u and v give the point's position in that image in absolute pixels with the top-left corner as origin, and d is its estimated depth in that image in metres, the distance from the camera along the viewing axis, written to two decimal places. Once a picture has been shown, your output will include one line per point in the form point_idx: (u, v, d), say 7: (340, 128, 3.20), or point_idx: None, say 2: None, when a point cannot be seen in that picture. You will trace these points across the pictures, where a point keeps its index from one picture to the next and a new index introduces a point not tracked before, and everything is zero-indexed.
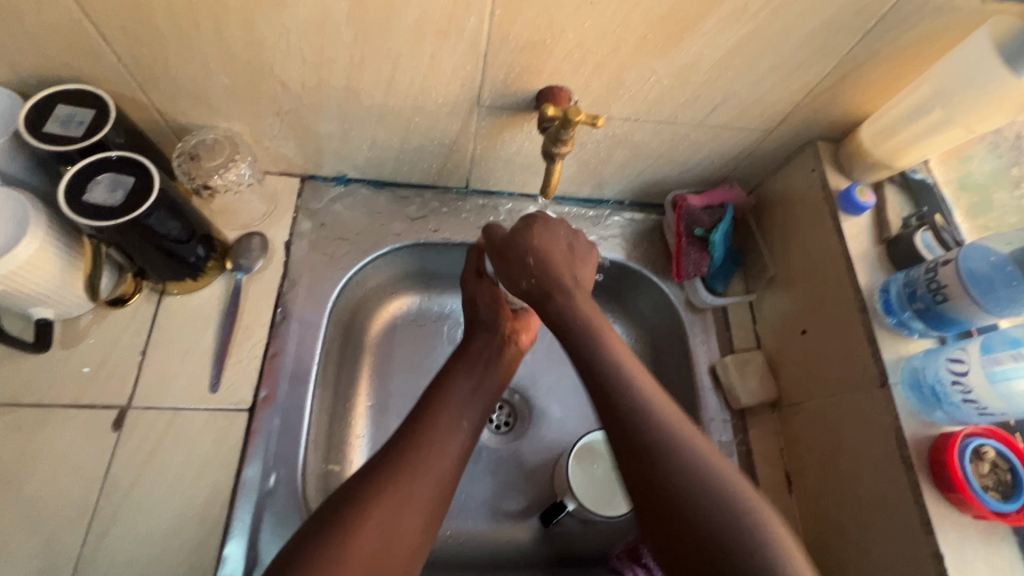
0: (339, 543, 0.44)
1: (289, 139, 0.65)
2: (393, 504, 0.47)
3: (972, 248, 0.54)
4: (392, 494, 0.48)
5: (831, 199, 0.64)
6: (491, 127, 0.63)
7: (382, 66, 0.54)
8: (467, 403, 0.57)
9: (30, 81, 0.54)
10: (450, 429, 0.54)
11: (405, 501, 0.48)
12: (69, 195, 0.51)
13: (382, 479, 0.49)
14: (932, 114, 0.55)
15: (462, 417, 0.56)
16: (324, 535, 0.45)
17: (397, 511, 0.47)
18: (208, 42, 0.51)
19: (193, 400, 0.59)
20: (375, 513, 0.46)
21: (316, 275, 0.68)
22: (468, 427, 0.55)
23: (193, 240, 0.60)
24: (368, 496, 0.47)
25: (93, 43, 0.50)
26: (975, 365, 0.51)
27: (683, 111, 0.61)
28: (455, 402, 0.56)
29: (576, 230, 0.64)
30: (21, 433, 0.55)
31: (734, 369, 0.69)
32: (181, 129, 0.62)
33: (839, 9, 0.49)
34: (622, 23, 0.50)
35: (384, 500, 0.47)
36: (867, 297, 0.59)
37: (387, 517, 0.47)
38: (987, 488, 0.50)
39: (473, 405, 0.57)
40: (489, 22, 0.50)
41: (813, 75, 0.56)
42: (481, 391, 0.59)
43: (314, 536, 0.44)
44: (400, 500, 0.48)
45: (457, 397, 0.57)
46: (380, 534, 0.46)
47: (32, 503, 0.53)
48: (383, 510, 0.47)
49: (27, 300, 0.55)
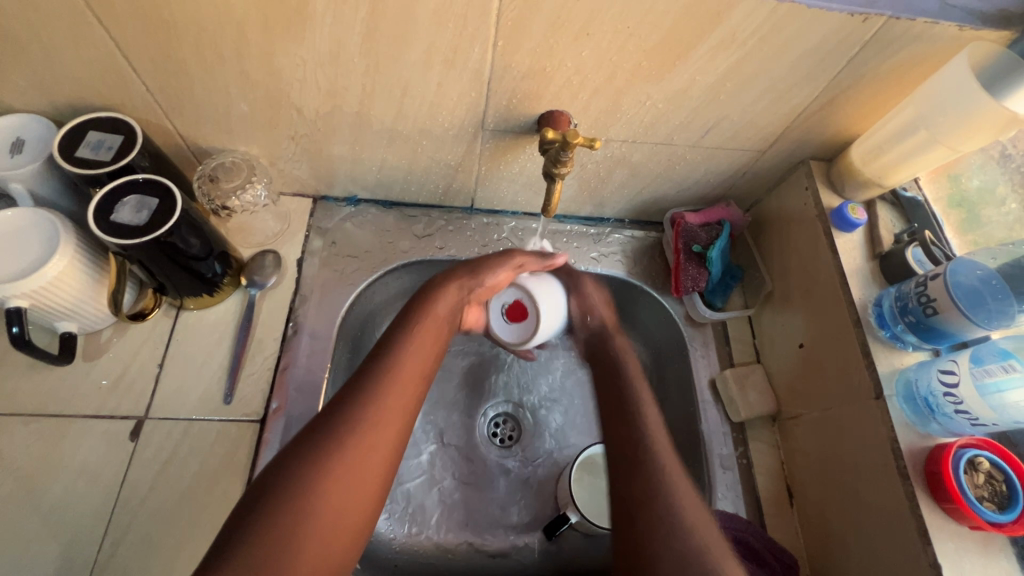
0: (289, 520, 0.44)
1: (303, 162, 0.68)
2: (342, 478, 0.47)
3: (960, 263, 0.55)
4: (340, 467, 0.47)
5: (825, 217, 0.66)
6: (495, 148, 0.66)
7: (392, 93, 0.58)
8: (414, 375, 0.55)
9: (64, 109, 0.58)
10: (394, 393, 0.53)
11: (354, 470, 0.48)
12: (98, 216, 0.55)
13: (324, 453, 0.47)
14: (917, 135, 0.58)
15: (407, 376, 0.55)
16: (267, 516, 0.43)
17: (341, 491, 0.46)
18: (230, 72, 0.54)
19: (207, 411, 0.61)
20: (325, 487, 0.46)
21: (327, 291, 0.71)
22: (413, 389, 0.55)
23: (210, 257, 0.63)
24: (309, 479, 0.46)
25: (125, 74, 0.54)
26: (966, 377, 0.52)
27: (679, 132, 0.64)
28: (407, 367, 0.55)
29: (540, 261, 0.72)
30: (45, 441, 0.58)
31: (733, 382, 0.70)
32: (202, 153, 0.66)
33: (822, 38, 0.52)
34: (617, 52, 0.53)
35: (337, 478, 0.47)
36: (861, 310, 0.60)
37: (338, 487, 0.46)
38: (982, 498, 0.51)
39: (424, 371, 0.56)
40: (492, 52, 0.53)
41: (802, 98, 0.59)
42: (428, 341, 0.59)
43: (263, 516, 0.43)
44: (349, 475, 0.47)
45: (412, 357, 0.56)
46: (334, 512, 0.46)
47: (52, 509, 0.55)
48: (334, 490, 0.46)
49: (54, 314, 0.58)
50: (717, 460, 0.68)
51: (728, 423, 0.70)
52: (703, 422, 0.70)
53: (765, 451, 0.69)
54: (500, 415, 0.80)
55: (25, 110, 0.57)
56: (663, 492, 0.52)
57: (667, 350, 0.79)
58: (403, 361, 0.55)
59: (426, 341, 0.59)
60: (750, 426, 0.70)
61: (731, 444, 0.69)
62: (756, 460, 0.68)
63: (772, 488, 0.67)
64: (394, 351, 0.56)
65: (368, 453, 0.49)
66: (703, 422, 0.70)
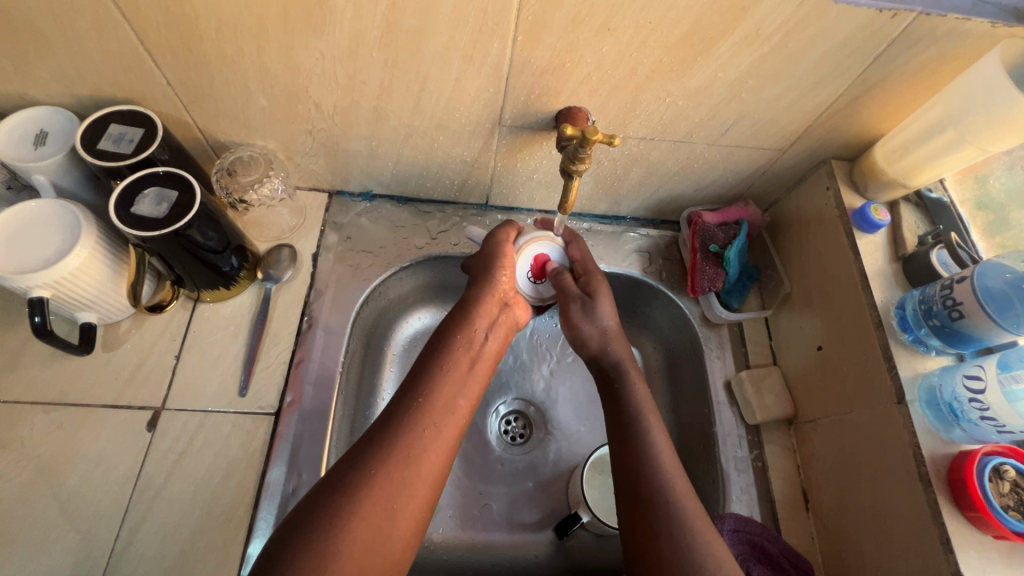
0: (334, 543, 0.43)
1: (319, 156, 0.69)
2: (385, 501, 0.46)
3: (988, 265, 0.54)
4: (389, 488, 0.47)
5: (846, 217, 0.64)
6: (511, 144, 0.66)
7: (410, 88, 0.57)
8: (461, 388, 0.55)
9: (87, 102, 0.59)
10: (444, 415, 0.53)
11: (399, 492, 0.47)
12: (119, 208, 0.55)
13: (371, 480, 0.47)
14: (944, 135, 0.56)
15: (457, 396, 0.55)
16: (308, 536, 0.43)
17: (390, 514, 0.46)
18: (250, 67, 0.55)
19: (222, 403, 0.62)
20: (369, 509, 0.46)
21: (342, 286, 0.71)
22: (464, 406, 0.55)
23: (227, 250, 0.64)
24: (359, 501, 0.46)
25: (146, 68, 0.54)
26: (993, 383, 0.50)
27: (698, 130, 0.63)
28: (447, 386, 0.55)
29: (587, 250, 0.69)
30: (64, 430, 0.59)
31: (749, 385, 0.69)
32: (221, 147, 0.66)
33: (848, 35, 0.50)
34: (638, 48, 0.52)
35: (380, 497, 0.46)
36: (883, 314, 0.59)
37: (382, 510, 0.46)
38: (1008, 507, 0.49)
39: (470, 381, 0.56)
40: (511, 47, 0.52)
41: (826, 96, 0.58)
42: (480, 365, 0.58)
43: (305, 546, 0.43)
44: (392, 494, 0.47)
45: (452, 379, 0.55)
46: (374, 531, 0.45)
47: (71, 496, 0.56)
48: (375, 514, 0.46)
49: (75, 305, 0.59)
50: (732, 462, 0.67)
51: (744, 425, 0.69)
52: (718, 423, 0.69)
53: (781, 454, 0.68)
54: (512, 412, 0.80)
55: (49, 102, 0.58)
56: (667, 502, 0.49)
57: (681, 350, 0.78)
58: (445, 377, 0.55)
59: (467, 363, 0.58)
60: (766, 428, 0.69)
61: (746, 446, 0.68)
62: (771, 463, 0.67)
63: (787, 491, 0.66)
64: (436, 371, 0.55)
65: (416, 474, 0.49)
66: (717, 423, 0.69)
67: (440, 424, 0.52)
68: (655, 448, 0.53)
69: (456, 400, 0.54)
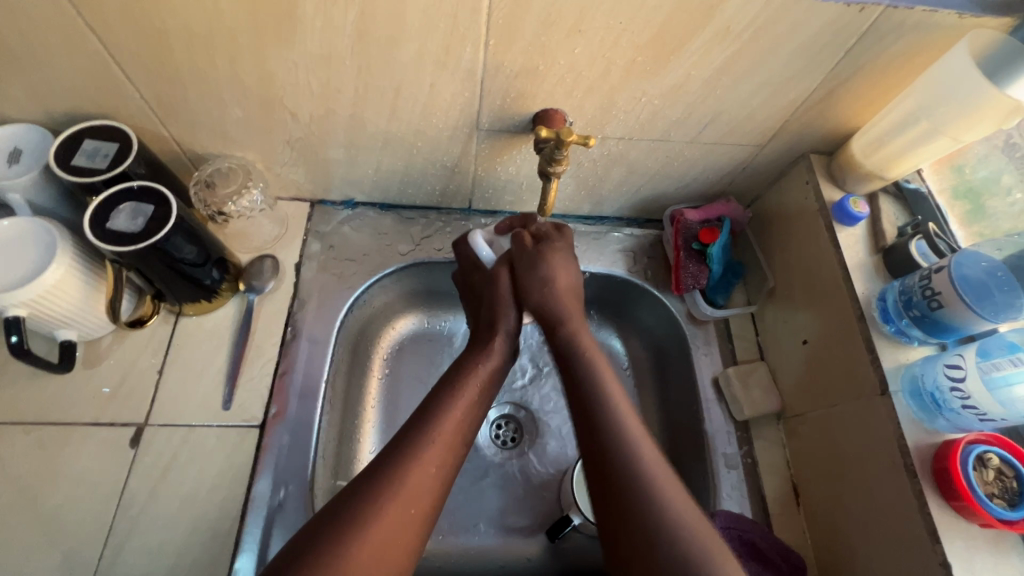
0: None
1: (299, 166, 0.68)
2: (382, 537, 0.45)
3: (964, 255, 0.55)
4: (389, 526, 0.46)
5: (825, 211, 0.65)
6: (491, 148, 0.66)
7: (385, 96, 0.57)
8: (464, 420, 0.55)
9: (61, 118, 0.58)
10: (446, 451, 0.52)
11: (396, 531, 0.46)
12: (95, 224, 0.55)
13: (361, 511, 0.46)
14: (918, 127, 0.57)
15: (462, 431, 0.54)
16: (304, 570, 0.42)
17: (385, 549, 0.45)
18: (224, 79, 0.55)
19: (207, 417, 0.61)
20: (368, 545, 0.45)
21: (325, 295, 0.71)
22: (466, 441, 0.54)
23: (208, 263, 0.63)
24: (353, 535, 0.45)
25: (120, 83, 0.54)
26: (973, 371, 0.50)
27: (676, 128, 0.63)
28: (453, 419, 0.54)
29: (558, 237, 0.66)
30: (45, 449, 0.58)
31: (736, 381, 0.69)
32: (199, 159, 0.66)
33: (817, 32, 0.51)
34: (611, 48, 0.52)
35: (377, 534, 0.45)
36: (865, 305, 0.59)
37: (378, 546, 0.45)
38: (992, 495, 0.50)
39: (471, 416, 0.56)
40: (484, 51, 0.52)
41: (800, 91, 0.58)
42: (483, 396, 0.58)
43: None
44: (390, 532, 0.46)
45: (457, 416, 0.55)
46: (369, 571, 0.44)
47: (53, 516, 0.55)
48: (370, 551, 0.44)
49: (53, 323, 0.58)
50: (722, 459, 0.67)
51: (733, 421, 0.69)
52: (707, 422, 0.69)
53: (771, 450, 0.68)
54: (502, 417, 0.79)
55: (21, 119, 0.58)
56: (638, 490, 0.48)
57: (670, 348, 0.77)
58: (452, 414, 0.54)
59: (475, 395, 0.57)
60: (755, 425, 0.69)
61: (735, 443, 0.68)
62: (761, 460, 0.67)
63: (778, 486, 0.66)
64: (444, 404, 0.55)
65: (413, 512, 0.48)
66: (706, 421, 0.69)
67: (439, 461, 0.51)
68: (640, 453, 0.50)
69: (461, 435, 0.54)
